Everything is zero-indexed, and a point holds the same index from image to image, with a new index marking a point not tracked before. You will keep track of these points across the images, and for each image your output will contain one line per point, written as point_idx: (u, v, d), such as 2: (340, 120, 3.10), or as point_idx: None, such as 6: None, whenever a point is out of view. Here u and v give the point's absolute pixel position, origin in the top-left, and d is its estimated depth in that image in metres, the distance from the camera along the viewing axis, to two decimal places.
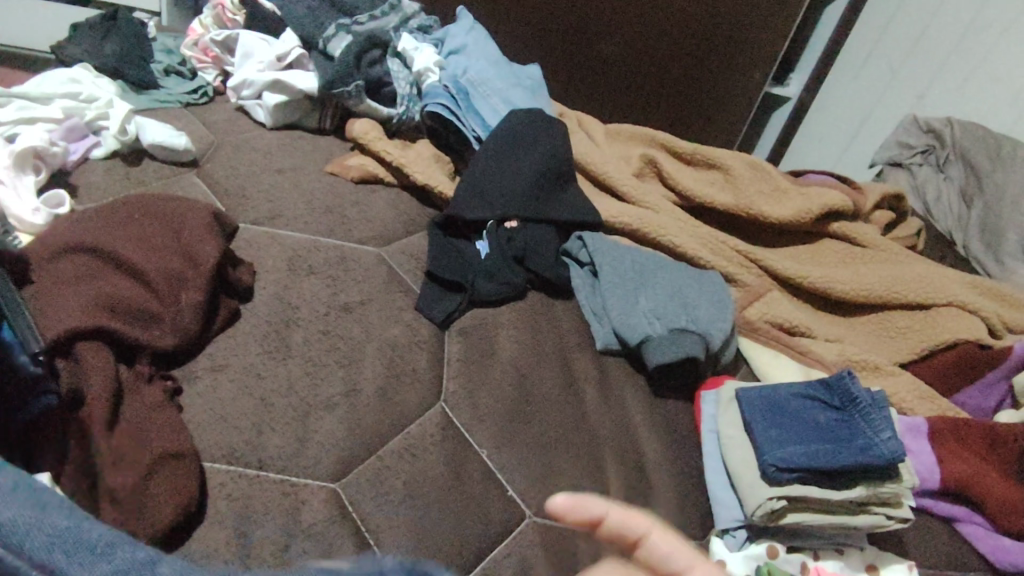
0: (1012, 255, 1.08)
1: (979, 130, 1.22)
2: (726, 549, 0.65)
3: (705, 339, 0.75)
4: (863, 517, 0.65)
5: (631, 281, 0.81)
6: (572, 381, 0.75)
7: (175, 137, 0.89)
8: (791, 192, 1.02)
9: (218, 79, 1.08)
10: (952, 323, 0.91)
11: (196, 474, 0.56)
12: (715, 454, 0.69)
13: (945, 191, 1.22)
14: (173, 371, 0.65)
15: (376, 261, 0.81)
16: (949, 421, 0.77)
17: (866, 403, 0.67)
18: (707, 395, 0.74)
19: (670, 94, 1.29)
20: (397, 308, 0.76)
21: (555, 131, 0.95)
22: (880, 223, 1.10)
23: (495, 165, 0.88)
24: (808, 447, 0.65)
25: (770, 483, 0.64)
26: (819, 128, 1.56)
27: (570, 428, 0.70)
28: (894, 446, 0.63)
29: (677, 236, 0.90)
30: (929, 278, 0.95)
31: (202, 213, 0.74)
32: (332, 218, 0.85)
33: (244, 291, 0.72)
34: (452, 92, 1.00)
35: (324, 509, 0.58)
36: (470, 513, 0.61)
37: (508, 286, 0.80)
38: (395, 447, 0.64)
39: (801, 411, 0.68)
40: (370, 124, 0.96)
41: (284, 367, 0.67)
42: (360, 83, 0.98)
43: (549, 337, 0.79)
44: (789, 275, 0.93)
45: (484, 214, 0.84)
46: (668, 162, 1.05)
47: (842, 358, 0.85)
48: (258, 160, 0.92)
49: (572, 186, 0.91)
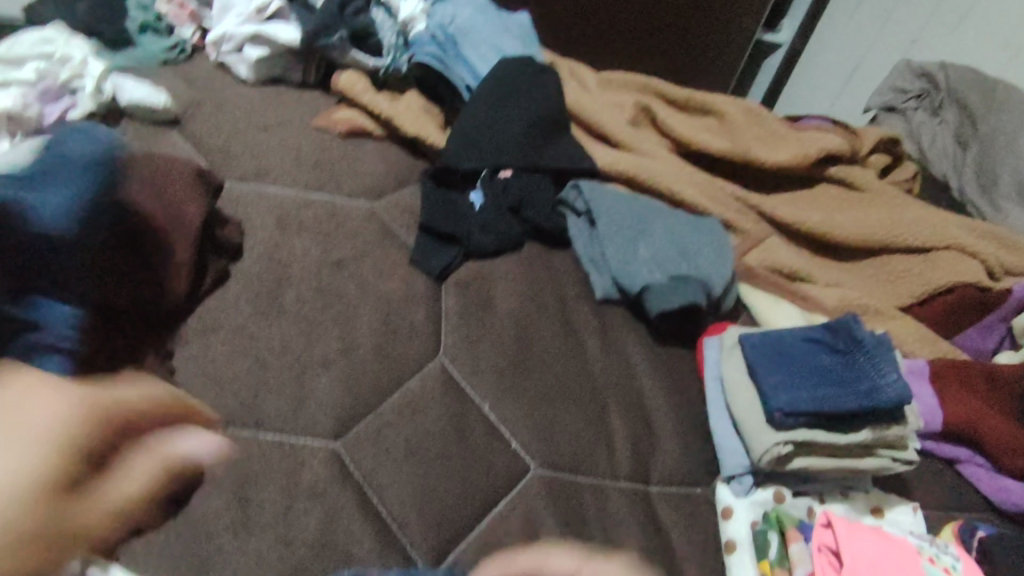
0: (1008, 198, 1.07)
1: (973, 73, 1.20)
2: (733, 495, 0.65)
3: (705, 286, 0.74)
4: (869, 460, 0.65)
5: (630, 229, 0.79)
6: (573, 331, 0.74)
7: (154, 94, 0.86)
8: (788, 138, 1.01)
9: (197, 34, 1.04)
10: (952, 266, 0.90)
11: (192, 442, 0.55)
12: (719, 400, 0.69)
13: (939, 136, 1.20)
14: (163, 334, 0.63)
15: (367, 215, 0.79)
16: (949, 363, 0.76)
17: (870, 346, 0.66)
18: (709, 342, 0.74)
19: (663, 38, 1.25)
20: (392, 262, 0.74)
21: (547, 78, 0.92)
22: (878, 166, 1.08)
23: (486, 115, 0.86)
24: (813, 391, 0.64)
25: (776, 428, 0.64)
26: (813, 72, 1.52)
27: (571, 379, 0.69)
28: (899, 388, 0.63)
29: (674, 183, 0.88)
30: (928, 221, 0.94)
31: (184, 168, 0.69)
32: (320, 174, 0.82)
33: (232, 249, 0.70)
34: (439, 40, 0.98)
35: (325, 468, 0.57)
36: (474, 466, 0.61)
37: (502, 239, 0.78)
38: (395, 403, 0.63)
39: (805, 355, 0.67)
40: (356, 76, 0.94)
41: (277, 326, 0.65)
42: (344, 33, 0.95)
43: (548, 287, 0.77)
44: (788, 221, 0.91)
45: (477, 165, 0.82)
46: (663, 109, 1.02)
47: (843, 303, 0.84)
48: (241, 116, 0.89)
49: (566, 135, 0.89)
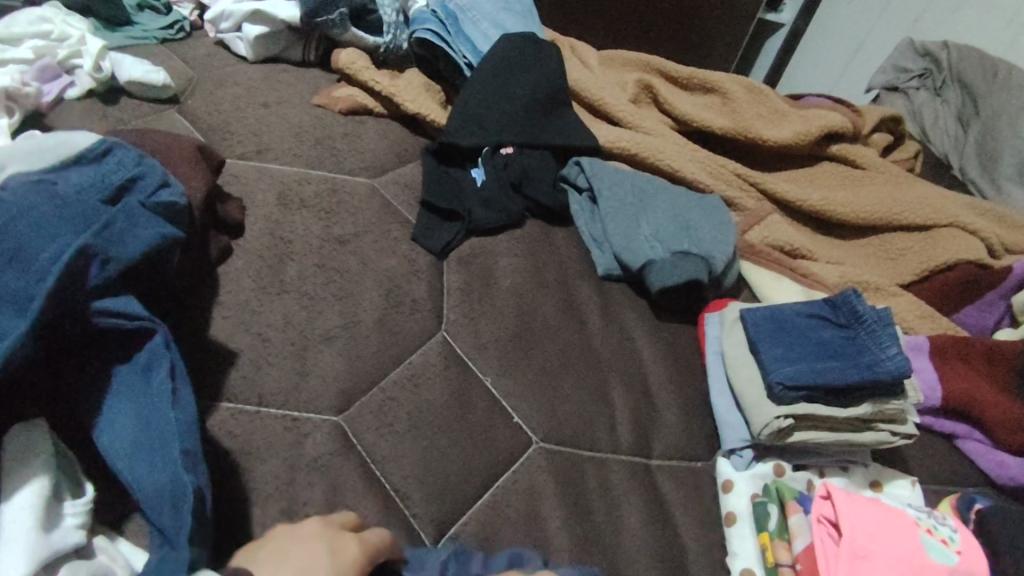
0: (1009, 178, 1.06)
1: (976, 52, 1.19)
2: (733, 468, 0.65)
3: (707, 262, 0.74)
4: (868, 434, 0.65)
5: (631, 206, 0.79)
6: (574, 307, 0.74)
7: (153, 72, 0.85)
8: (791, 115, 1.00)
9: (193, 12, 1.05)
10: (953, 243, 0.91)
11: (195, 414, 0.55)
12: (720, 375, 0.70)
13: (942, 115, 1.19)
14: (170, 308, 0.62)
15: (368, 192, 0.79)
16: (948, 338, 0.77)
17: (871, 320, 0.67)
18: (710, 318, 0.74)
19: (664, 16, 1.24)
20: (393, 239, 0.74)
21: (548, 55, 0.91)
22: (881, 144, 1.08)
23: (487, 93, 0.85)
24: (813, 365, 0.65)
25: (777, 402, 0.64)
26: (814, 51, 1.51)
27: (572, 354, 0.70)
28: (900, 361, 0.64)
29: (676, 159, 0.88)
30: (930, 199, 0.94)
31: (185, 146, 0.69)
32: (321, 151, 0.82)
33: (234, 226, 0.70)
34: (440, 17, 0.96)
35: (328, 441, 0.58)
36: (475, 440, 0.61)
37: (504, 215, 0.78)
38: (397, 377, 0.63)
39: (806, 329, 0.68)
40: (357, 54, 0.93)
41: (279, 302, 0.65)
42: (344, 11, 0.94)
43: (549, 264, 0.77)
44: (790, 199, 0.91)
45: (479, 141, 0.82)
46: (665, 86, 1.01)
47: (844, 280, 0.84)
48: (241, 93, 0.88)
49: (567, 112, 0.89)
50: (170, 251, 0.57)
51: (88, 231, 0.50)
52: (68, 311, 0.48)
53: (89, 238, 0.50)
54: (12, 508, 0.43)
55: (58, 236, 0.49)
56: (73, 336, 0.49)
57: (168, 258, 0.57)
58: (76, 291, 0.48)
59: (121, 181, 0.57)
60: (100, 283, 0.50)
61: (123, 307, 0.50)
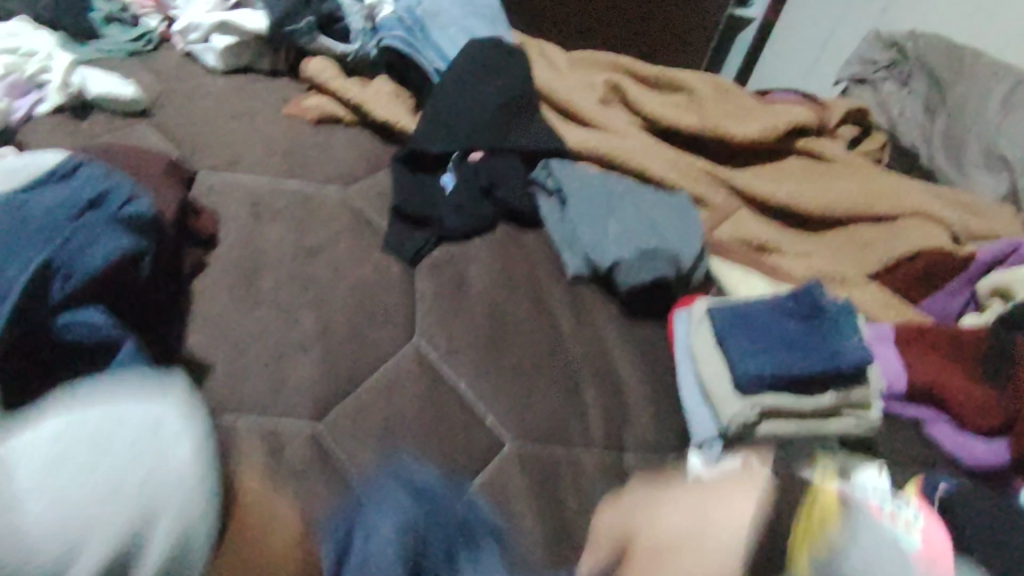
0: (976, 165, 1.07)
1: (942, 40, 1.21)
2: (704, 461, 0.68)
3: (674, 261, 0.77)
4: (835, 422, 0.68)
5: (599, 208, 0.81)
6: (546, 309, 0.76)
7: (126, 86, 0.85)
8: (755, 111, 1.03)
9: (163, 24, 1.02)
10: (918, 233, 0.92)
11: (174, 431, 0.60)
12: (689, 369, 0.73)
13: (908, 105, 1.20)
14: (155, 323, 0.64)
15: (340, 202, 0.81)
16: (915, 327, 0.78)
17: (834, 312, 0.70)
18: (679, 314, 0.77)
19: (632, 17, 1.26)
20: (366, 248, 0.76)
21: (517, 61, 0.94)
22: (847, 138, 1.10)
23: (454, 95, 0.88)
24: (777, 356, 0.68)
25: (744, 394, 0.67)
26: (784, 50, 1.55)
27: (545, 356, 0.72)
28: (862, 350, 0.68)
29: (643, 159, 0.90)
30: (895, 192, 0.97)
31: (159, 161, 0.71)
32: (293, 161, 0.84)
33: (206, 239, 0.72)
34: (407, 25, 0.97)
35: (306, 450, 0.60)
36: (453, 437, 0.65)
37: (473, 220, 0.80)
38: (369, 388, 0.66)
39: (774, 325, 0.70)
40: (326, 63, 0.95)
41: (254, 313, 0.67)
42: (310, 20, 0.96)
43: (521, 268, 0.79)
44: (756, 194, 0.94)
45: (448, 147, 0.84)
46: (633, 86, 1.03)
47: (810, 272, 0.86)
48: (212, 105, 0.89)
49: (535, 115, 0.91)
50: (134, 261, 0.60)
51: (51, 244, 0.55)
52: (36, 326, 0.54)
53: (51, 252, 0.55)
54: None
55: (26, 248, 0.55)
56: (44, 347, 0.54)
57: (134, 267, 0.60)
58: (36, 305, 0.54)
59: (89, 197, 0.60)
60: (64, 298, 0.55)
61: (92, 319, 0.55)
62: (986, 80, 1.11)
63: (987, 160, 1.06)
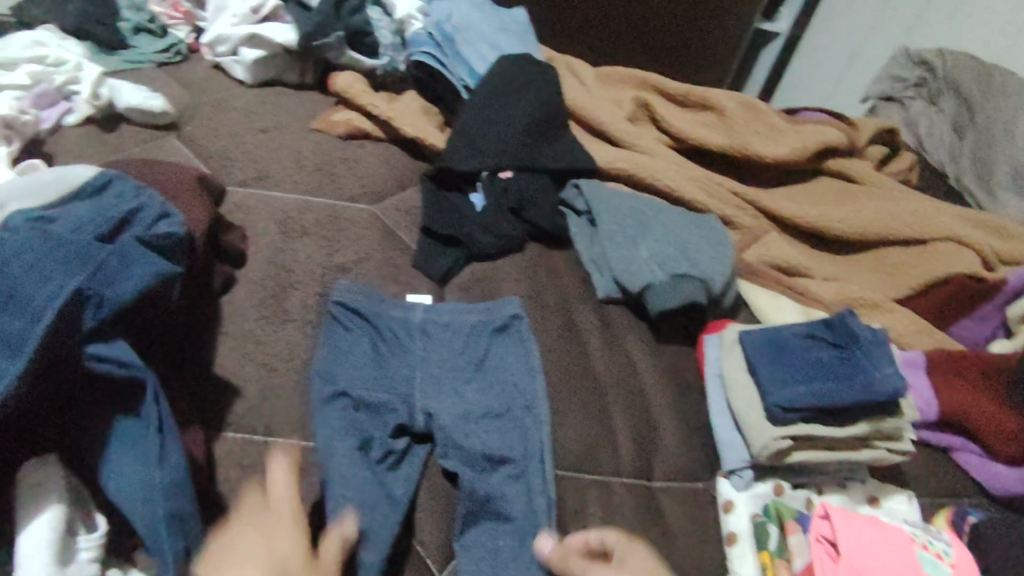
0: (1005, 187, 1.05)
1: (970, 60, 1.17)
2: (733, 489, 0.67)
3: (705, 284, 0.76)
4: (867, 452, 0.67)
5: (629, 229, 0.81)
6: (575, 332, 0.75)
7: (151, 98, 0.85)
8: (785, 131, 1.01)
9: (190, 35, 1.04)
10: (947, 259, 0.90)
11: (200, 464, 0.56)
12: (719, 397, 0.71)
13: (937, 125, 1.19)
14: (185, 332, 0.65)
15: (368, 219, 0.81)
16: (946, 353, 0.77)
17: (866, 340, 0.69)
18: (709, 338, 0.76)
19: (659, 32, 1.25)
20: (396, 267, 0.77)
21: (546, 79, 0.93)
22: (876, 158, 1.09)
23: (483, 115, 0.87)
24: (807, 385, 0.67)
25: (774, 422, 0.66)
26: (809, 67, 1.55)
27: (573, 377, 0.71)
28: (896, 381, 0.65)
29: (670, 179, 0.89)
30: (927, 214, 0.94)
31: (187, 178, 0.71)
32: (320, 176, 0.84)
33: (234, 256, 0.72)
34: (436, 39, 0.99)
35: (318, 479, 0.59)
36: None
37: (505, 239, 0.80)
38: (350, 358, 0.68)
39: (802, 351, 0.70)
40: (353, 78, 0.94)
41: (282, 331, 0.68)
42: (340, 33, 0.94)
43: (549, 287, 0.79)
44: (785, 216, 0.92)
45: (477, 165, 0.84)
46: (662, 104, 1.02)
47: (840, 297, 0.85)
48: (239, 118, 0.89)
49: (563, 133, 0.90)
50: (165, 287, 0.57)
51: (84, 271, 0.52)
52: (59, 356, 0.50)
53: (82, 280, 0.51)
54: (32, 539, 0.48)
55: (53, 276, 0.51)
56: (68, 377, 0.51)
57: (164, 293, 0.57)
58: (71, 333, 0.50)
59: (121, 214, 0.58)
60: (96, 327, 0.52)
61: (115, 354, 0.52)
62: (1016, 102, 1.07)
63: (1018, 184, 1.04)
